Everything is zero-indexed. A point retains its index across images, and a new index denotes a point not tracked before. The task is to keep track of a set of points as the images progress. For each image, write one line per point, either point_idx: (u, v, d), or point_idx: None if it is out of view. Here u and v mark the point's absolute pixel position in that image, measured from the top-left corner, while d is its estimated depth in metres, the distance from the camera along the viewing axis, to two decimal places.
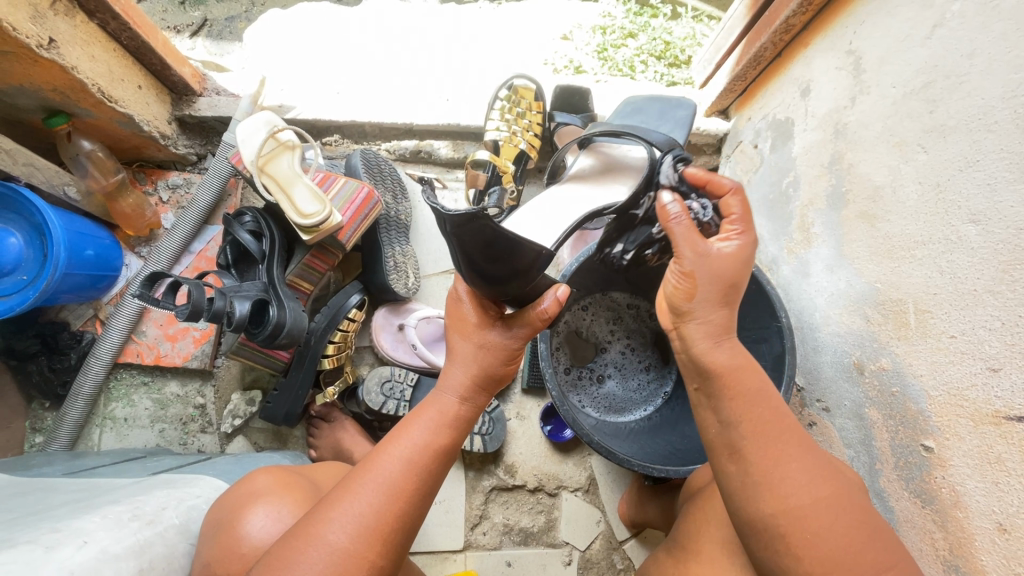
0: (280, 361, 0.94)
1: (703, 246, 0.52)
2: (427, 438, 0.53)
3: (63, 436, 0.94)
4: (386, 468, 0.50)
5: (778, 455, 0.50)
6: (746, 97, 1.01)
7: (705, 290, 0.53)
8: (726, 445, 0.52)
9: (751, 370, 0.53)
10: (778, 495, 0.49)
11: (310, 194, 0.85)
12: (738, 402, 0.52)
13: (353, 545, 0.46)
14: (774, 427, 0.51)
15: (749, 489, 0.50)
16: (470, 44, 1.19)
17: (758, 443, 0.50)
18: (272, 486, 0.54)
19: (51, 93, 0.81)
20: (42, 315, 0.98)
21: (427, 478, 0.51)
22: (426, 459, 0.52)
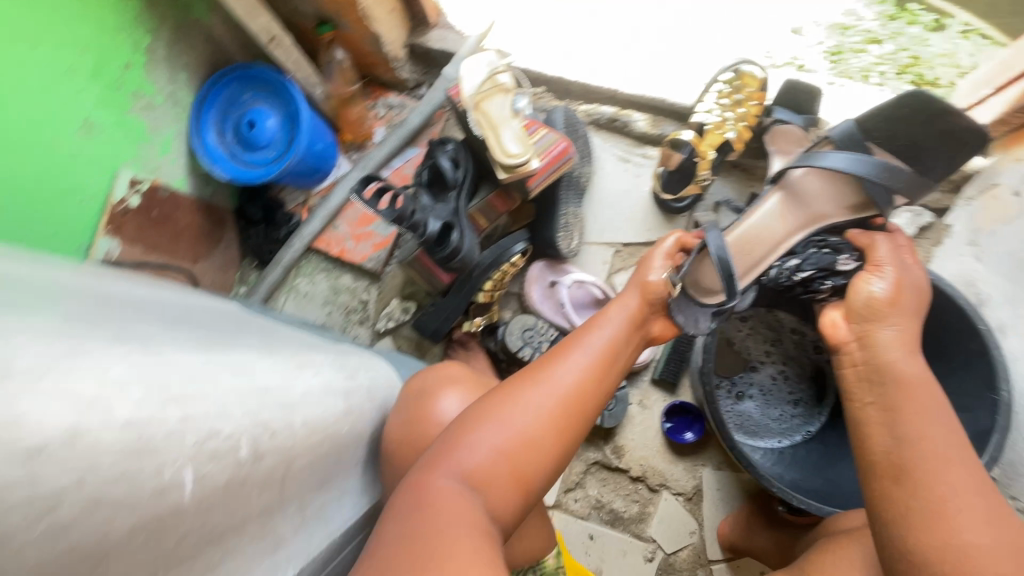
0: (440, 282, 1.01)
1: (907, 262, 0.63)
2: (600, 351, 0.61)
3: (260, 292, 1.11)
4: (566, 370, 0.58)
5: (949, 485, 0.48)
6: (1018, 135, 0.85)
7: (910, 297, 0.60)
8: (890, 464, 0.52)
9: (934, 393, 0.55)
10: (940, 525, 0.47)
11: (517, 138, 0.89)
12: (914, 423, 0.53)
13: (568, 392, 0.56)
14: (955, 458, 0.50)
15: (907, 510, 0.49)
16: (696, 20, 1.12)
17: (933, 466, 0.50)
18: (465, 378, 0.61)
19: (328, 3, 0.93)
20: (269, 190, 1.16)
21: (596, 387, 0.58)
22: (597, 369, 0.60)
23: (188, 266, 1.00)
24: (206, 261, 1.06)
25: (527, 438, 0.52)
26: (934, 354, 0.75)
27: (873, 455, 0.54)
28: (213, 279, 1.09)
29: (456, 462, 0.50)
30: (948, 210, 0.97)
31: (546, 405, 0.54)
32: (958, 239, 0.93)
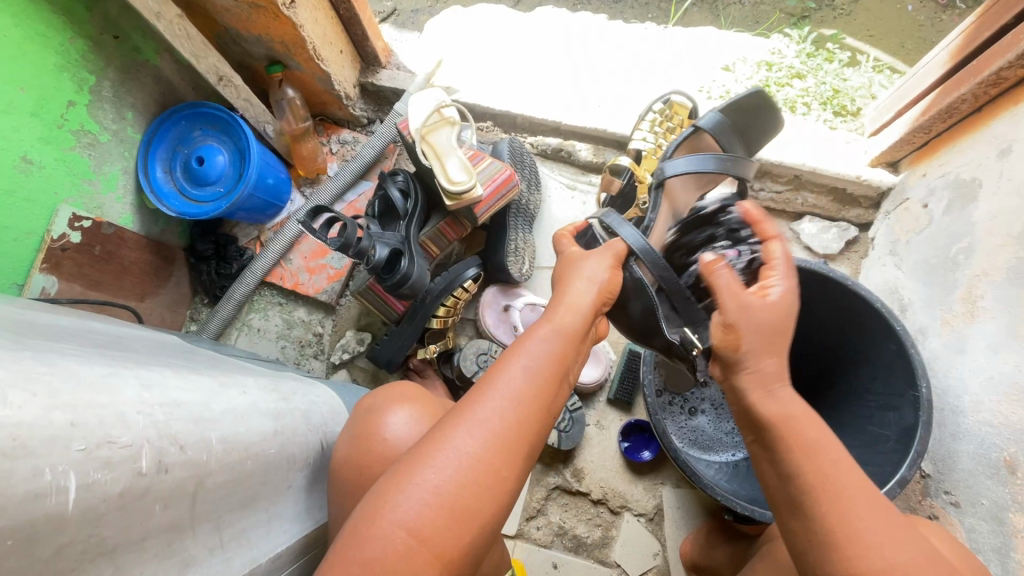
0: (394, 311, 1.02)
1: (747, 297, 0.53)
2: (550, 353, 0.52)
3: (212, 328, 1.10)
4: (508, 381, 0.50)
5: (853, 513, 0.48)
6: (924, 152, 0.92)
7: (769, 307, 0.53)
8: (787, 499, 0.51)
9: (798, 412, 0.52)
10: (860, 557, 0.46)
11: (461, 167, 0.92)
12: (801, 461, 0.50)
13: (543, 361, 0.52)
14: (839, 484, 0.49)
15: (823, 547, 0.48)
16: (631, 61, 1.23)
17: (820, 501, 0.49)
18: (410, 396, 0.59)
19: (277, 44, 0.97)
20: (222, 226, 1.16)
21: (551, 394, 0.51)
22: (552, 375, 0.52)
23: (134, 303, 0.98)
24: (154, 298, 1.04)
25: (504, 422, 0.48)
26: (862, 357, 0.78)
27: (770, 489, 0.53)
28: (161, 317, 1.06)
29: (406, 494, 0.44)
30: (872, 224, 1.04)
31: (525, 377, 0.50)
32: (881, 251, 0.99)
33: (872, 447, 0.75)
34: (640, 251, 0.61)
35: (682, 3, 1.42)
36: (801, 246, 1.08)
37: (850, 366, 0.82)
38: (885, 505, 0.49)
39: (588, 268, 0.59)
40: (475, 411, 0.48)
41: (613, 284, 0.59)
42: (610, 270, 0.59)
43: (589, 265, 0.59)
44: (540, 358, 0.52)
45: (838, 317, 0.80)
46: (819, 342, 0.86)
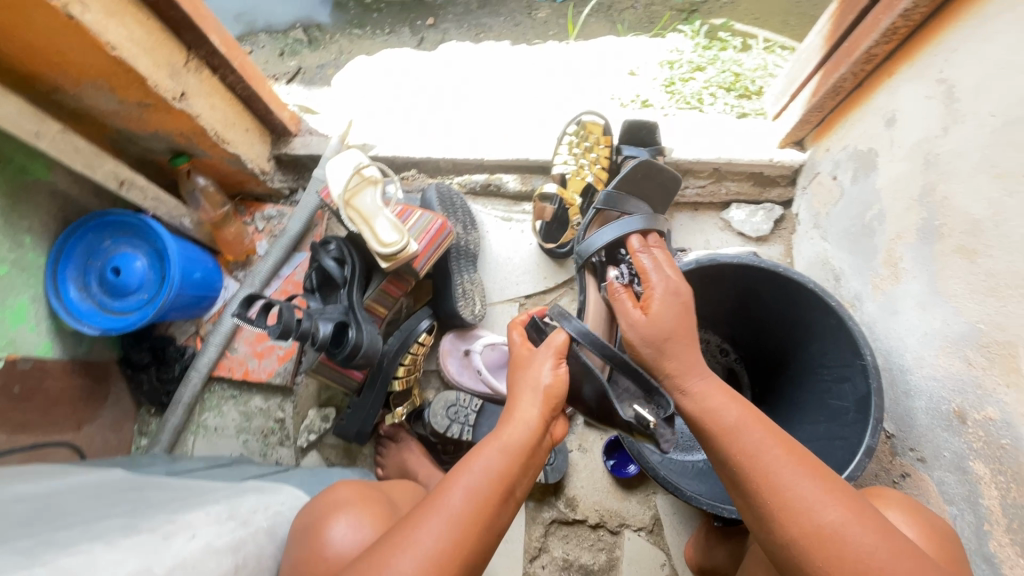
0: (353, 380, 0.98)
1: (632, 310, 0.64)
2: (492, 473, 0.52)
3: (163, 440, 1.04)
4: (450, 502, 0.50)
5: (778, 476, 0.52)
6: (823, 128, 0.98)
7: (664, 306, 0.62)
8: (730, 479, 0.56)
9: (729, 404, 0.58)
10: (790, 515, 0.50)
11: (391, 226, 0.91)
12: (734, 441, 0.56)
13: (481, 487, 0.51)
14: (765, 454, 0.53)
15: (764, 512, 0.52)
16: (541, 84, 1.26)
17: (755, 475, 0.53)
18: (352, 499, 0.57)
19: (177, 137, 0.93)
20: (156, 329, 1.10)
21: (491, 513, 0.51)
22: (493, 492, 0.51)
23: (70, 435, 0.91)
24: (93, 423, 0.97)
25: (436, 557, 0.46)
26: (809, 335, 0.81)
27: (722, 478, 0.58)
28: (105, 440, 0.99)
29: None
30: (793, 201, 1.09)
31: (463, 505, 0.50)
32: (806, 225, 1.04)
33: (836, 421, 0.77)
34: (579, 336, 0.61)
35: (578, 17, 1.47)
36: (734, 233, 1.12)
37: (800, 345, 0.85)
38: (819, 468, 0.52)
39: (538, 370, 0.60)
40: (408, 541, 0.47)
41: (558, 389, 0.59)
42: (555, 371, 0.60)
43: (535, 364, 0.61)
44: (481, 481, 0.51)
45: (780, 299, 0.82)
46: (772, 323, 0.88)
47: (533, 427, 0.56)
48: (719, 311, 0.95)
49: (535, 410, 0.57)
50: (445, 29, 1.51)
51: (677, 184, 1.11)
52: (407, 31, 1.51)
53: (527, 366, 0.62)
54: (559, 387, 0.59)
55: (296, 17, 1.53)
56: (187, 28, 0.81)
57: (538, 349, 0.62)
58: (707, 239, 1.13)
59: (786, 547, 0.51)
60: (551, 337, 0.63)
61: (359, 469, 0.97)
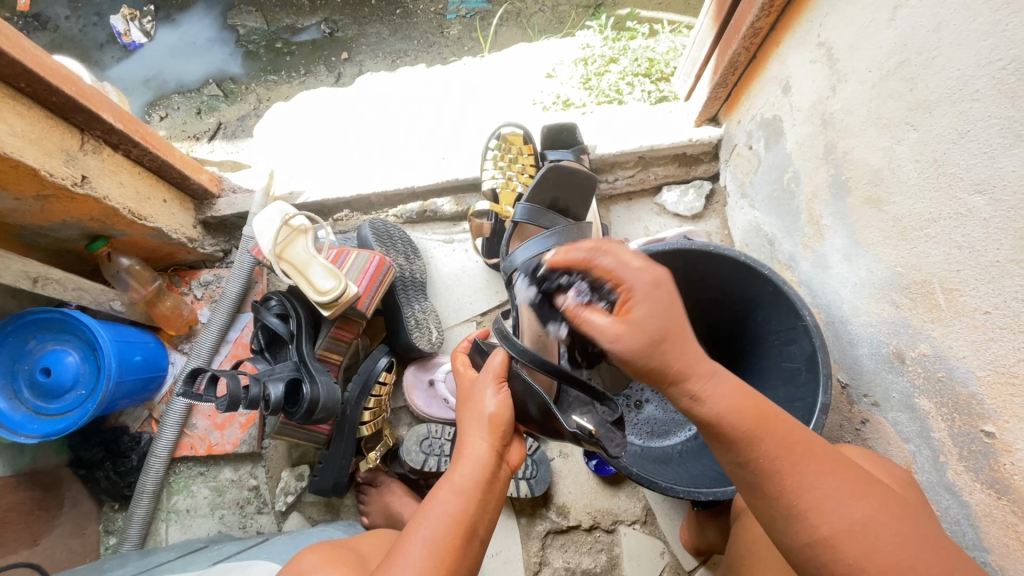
0: (321, 434, 0.98)
1: (606, 329, 0.49)
2: (450, 516, 0.54)
3: (132, 536, 0.99)
4: (410, 553, 0.52)
5: (803, 478, 0.49)
6: (732, 101, 1.02)
7: (647, 308, 0.49)
8: (751, 481, 0.51)
9: (750, 401, 0.51)
10: (820, 517, 0.47)
11: (327, 272, 0.90)
12: (761, 446, 0.50)
13: (440, 532, 0.53)
14: (790, 460, 0.50)
15: (792, 514, 0.49)
16: (461, 102, 1.26)
17: (781, 478, 0.49)
18: (319, 564, 0.57)
19: (89, 222, 0.90)
20: (106, 422, 1.05)
21: (454, 555, 0.53)
22: (453, 535, 0.54)
23: (27, 552, 0.86)
24: (50, 533, 0.92)
25: None
26: (753, 304, 0.83)
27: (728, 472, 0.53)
28: (67, 548, 0.94)
29: None
30: (719, 174, 1.12)
31: (425, 555, 0.52)
32: (735, 195, 1.06)
33: (792, 382, 0.79)
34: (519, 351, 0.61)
35: (489, 29, 1.48)
36: (671, 215, 1.14)
37: (747, 314, 0.86)
38: (834, 459, 0.50)
39: (481, 400, 0.62)
40: None
41: (502, 415, 0.61)
42: (498, 398, 0.62)
43: (478, 393, 0.63)
44: (439, 526, 0.54)
45: (720, 274, 0.84)
46: (716, 297, 0.91)
47: (483, 462, 0.58)
48: None
49: (484, 444, 0.59)
50: (360, 61, 1.50)
51: (606, 178, 1.13)
52: (323, 69, 1.49)
53: (471, 395, 0.64)
54: (503, 412, 0.61)
55: (206, 73, 1.49)
56: (75, 110, 0.78)
57: (479, 377, 0.65)
58: (645, 226, 1.15)
59: (814, 546, 0.48)
60: (490, 362, 0.65)
61: (342, 522, 0.94)
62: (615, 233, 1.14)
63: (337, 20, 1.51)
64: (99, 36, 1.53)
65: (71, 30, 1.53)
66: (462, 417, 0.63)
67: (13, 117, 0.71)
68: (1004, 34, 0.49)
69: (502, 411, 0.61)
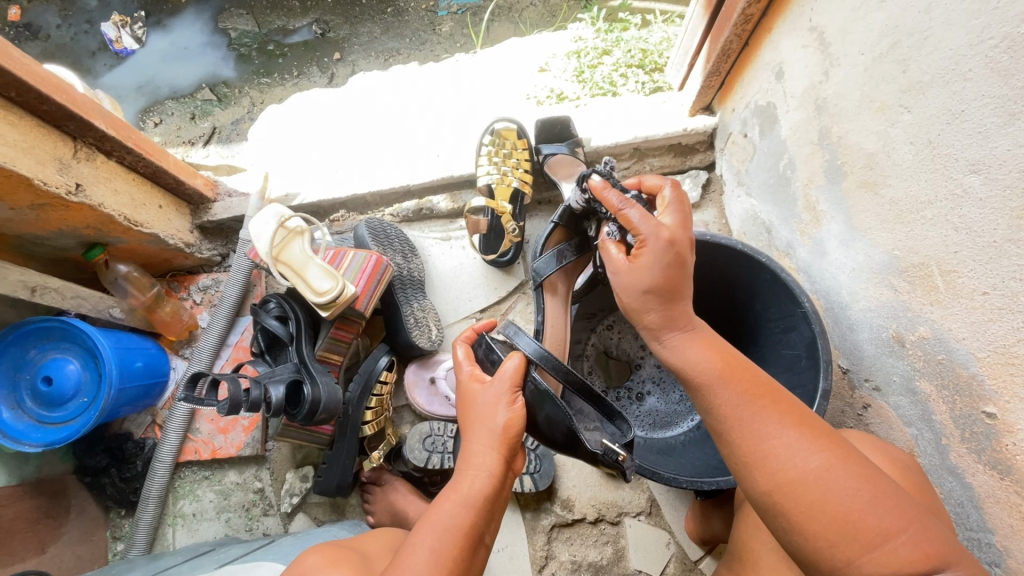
0: (324, 434, 0.98)
1: (618, 265, 0.60)
2: (455, 528, 0.54)
3: (140, 541, 0.99)
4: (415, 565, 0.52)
5: (759, 425, 0.51)
6: (726, 89, 1.01)
7: (653, 259, 0.57)
8: (715, 429, 0.55)
9: (710, 355, 0.56)
10: (771, 466, 0.50)
11: (324, 273, 0.90)
12: (718, 394, 0.54)
13: (443, 542, 0.54)
14: (747, 406, 0.52)
15: (748, 463, 0.51)
16: (455, 98, 1.26)
17: (735, 423, 0.53)
18: (321, 564, 0.58)
19: (85, 230, 0.90)
20: (109, 429, 1.06)
21: (461, 565, 0.54)
22: (459, 546, 0.54)
23: (34, 560, 0.86)
24: (58, 541, 0.92)
25: None
26: (751, 292, 0.83)
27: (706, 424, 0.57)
28: (76, 555, 0.94)
29: None
30: (715, 163, 1.12)
31: (428, 564, 0.52)
32: (731, 184, 1.06)
33: (792, 369, 0.78)
34: (538, 357, 0.62)
35: (481, 25, 1.47)
36: None
37: (746, 301, 0.86)
38: (798, 416, 0.52)
39: (492, 410, 0.59)
40: None
41: (514, 427, 0.59)
42: (510, 409, 0.60)
43: (490, 402, 0.60)
44: (444, 536, 0.54)
45: (716, 262, 0.83)
46: (714, 287, 0.90)
47: (494, 475, 0.57)
48: None
49: (492, 455, 0.58)
50: (353, 61, 1.49)
51: None
52: (316, 70, 1.49)
53: (479, 403, 0.61)
54: (513, 423, 0.59)
55: (199, 78, 1.49)
56: (66, 118, 0.78)
57: (491, 385, 0.61)
58: None
59: (768, 496, 0.50)
60: (503, 366, 0.62)
61: (348, 522, 0.94)
62: None
63: (329, 20, 1.50)
64: (90, 44, 1.52)
65: (63, 39, 1.52)
66: (466, 417, 0.61)
67: (5, 127, 0.70)
68: (996, 11, 0.48)
69: (514, 424, 0.59)
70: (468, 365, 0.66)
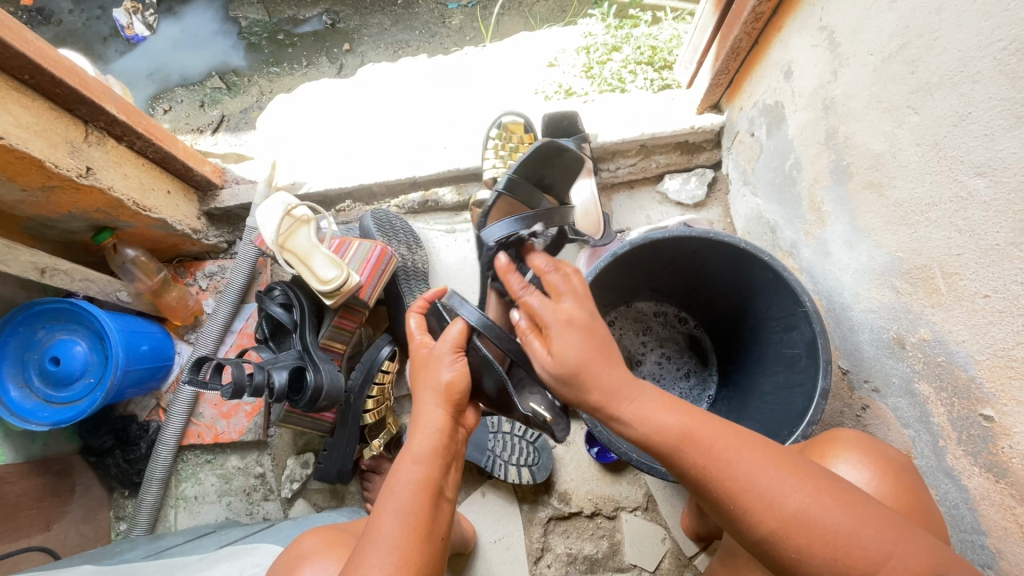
0: (326, 422, 0.99)
1: (535, 351, 0.57)
2: (415, 485, 0.55)
3: (142, 521, 1.01)
4: (384, 529, 0.53)
5: (737, 475, 0.49)
6: (734, 88, 1.01)
7: (563, 343, 0.54)
8: (692, 487, 0.53)
9: (671, 412, 0.53)
10: (759, 513, 0.48)
11: (329, 261, 0.91)
12: (688, 455, 0.51)
13: (408, 503, 0.54)
14: (730, 460, 0.50)
15: (735, 515, 0.50)
16: (464, 91, 1.26)
17: (717, 482, 0.50)
18: (318, 547, 0.59)
19: (95, 213, 0.91)
20: (114, 411, 1.07)
21: (426, 518, 0.54)
22: (423, 501, 0.55)
23: (39, 536, 0.88)
24: (62, 519, 0.94)
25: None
26: (754, 291, 0.83)
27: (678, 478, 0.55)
28: (80, 533, 0.96)
29: None
30: (721, 162, 1.12)
31: (397, 523, 0.53)
32: (737, 183, 1.06)
33: (791, 368, 0.79)
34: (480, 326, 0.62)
35: (491, 18, 1.47)
36: (673, 204, 1.14)
37: (748, 300, 0.86)
38: (770, 453, 0.51)
39: (437, 368, 0.60)
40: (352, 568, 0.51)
41: (459, 385, 0.59)
42: (454, 367, 0.60)
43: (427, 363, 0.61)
44: (403, 499, 0.54)
45: (720, 261, 0.84)
46: (718, 286, 0.91)
47: (440, 430, 0.58)
48: (668, 283, 0.98)
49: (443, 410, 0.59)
50: (362, 52, 1.49)
51: (608, 167, 1.13)
52: (325, 61, 1.49)
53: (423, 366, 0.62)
54: (460, 382, 0.59)
55: (210, 66, 1.49)
56: (78, 101, 0.79)
57: (435, 345, 0.62)
58: (647, 214, 1.15)
59: (763, 543, 0.49)
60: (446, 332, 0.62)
61: (347, 508, 0.95)
62: (617, 221, 1.15)
63: (339, 11, 1.51)
64: (102, 30, 1.53)
65: (75, 24, 1.53)
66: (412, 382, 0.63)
67: (18, 109, 0.71)
68: (1006, 13, 0.48)
69: (460, 381, 0.59)
70: (421, 333, 0.67)
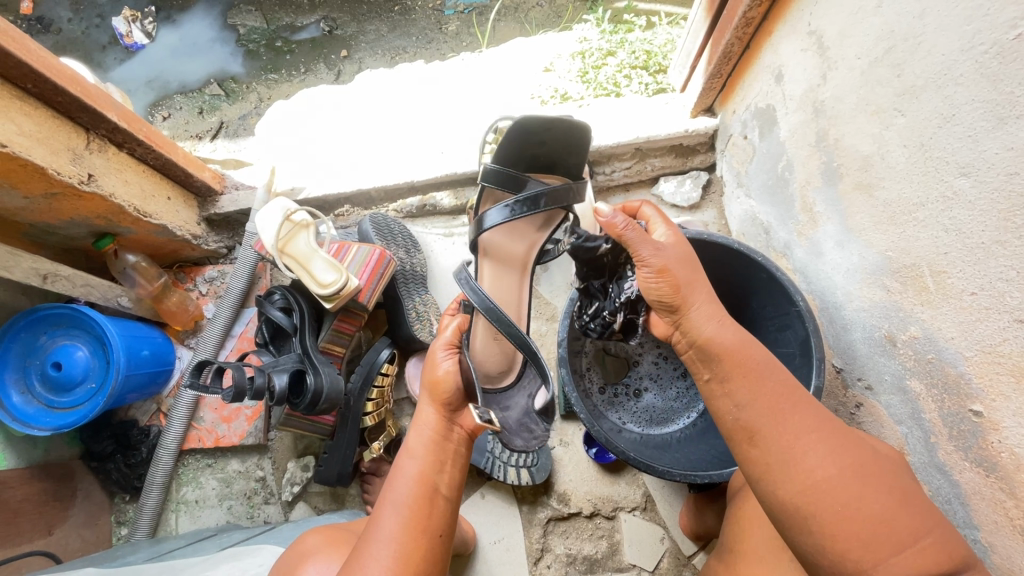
0: (326, 425, 0.99)
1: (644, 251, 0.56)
2: (409, 480, 0.57)
3: (143, 526, 1.01)
4: (383, 523, 0.54)
5: (797, 421, 0.50)
6: (727, 91, 1.02)
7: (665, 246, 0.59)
8: (742, 430, 0.52)
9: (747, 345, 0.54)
10: (809, 462, 0.48)
11: (328, 265, 0.92)
12: (758, 388, 0.52)
13: (404, 496, 0.55)
14: (790, 405, 0.51)
15: (784, 458, 0.49)
16: (461, 96, 1.27)
17: (775, 423, 0.50)
18: (318, 547, 0.60)
19: (96, 220, 0.92)
20: (115, 416, 1.08)
21: (420, 514, 0.55)
22: (418, 497, 0.56)
23: (41, 541, 0.89)
24: (64, 523, 0.94)
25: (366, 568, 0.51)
26: (748, 291, 0.84)
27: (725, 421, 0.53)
28: (81, 538, 0.96)
29: None
30: (715, 164, 1.13)
31: (393, 516, 0.54)
32: (731, 184, 1.07)
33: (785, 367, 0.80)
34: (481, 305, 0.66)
35: (486, 25, 1.49)
36: (668, 206, 1.16)
37: (744, 301, 0.87)
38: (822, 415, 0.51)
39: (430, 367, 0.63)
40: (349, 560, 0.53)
41: (447, 381, 0.61)
42: (445, 364, 0.62)
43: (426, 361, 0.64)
44: (399, 493, 0.56)
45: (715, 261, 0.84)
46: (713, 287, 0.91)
47: (432, 428, 0.60)
48: None
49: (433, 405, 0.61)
50: (360, 58, 1.51)
51: (603, 170, 1.14)
52: (323, 67, 1.51)
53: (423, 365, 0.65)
54: (446, 377, 0.61)
55: (208, 73, 1.51)
56: (80, 109, 0.80)
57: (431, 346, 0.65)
58: None
59: (801, 496, 0.47)
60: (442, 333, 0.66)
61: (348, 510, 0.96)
62: None
63: (336, 18, 1.52)
64: (101, 38, 1.54)
65: (74, 33, 1.55)
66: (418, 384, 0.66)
67: (21, 117, 0.72)
68: (986, 18, 0.50)
69: (447, 376, 0.61)
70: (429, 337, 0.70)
